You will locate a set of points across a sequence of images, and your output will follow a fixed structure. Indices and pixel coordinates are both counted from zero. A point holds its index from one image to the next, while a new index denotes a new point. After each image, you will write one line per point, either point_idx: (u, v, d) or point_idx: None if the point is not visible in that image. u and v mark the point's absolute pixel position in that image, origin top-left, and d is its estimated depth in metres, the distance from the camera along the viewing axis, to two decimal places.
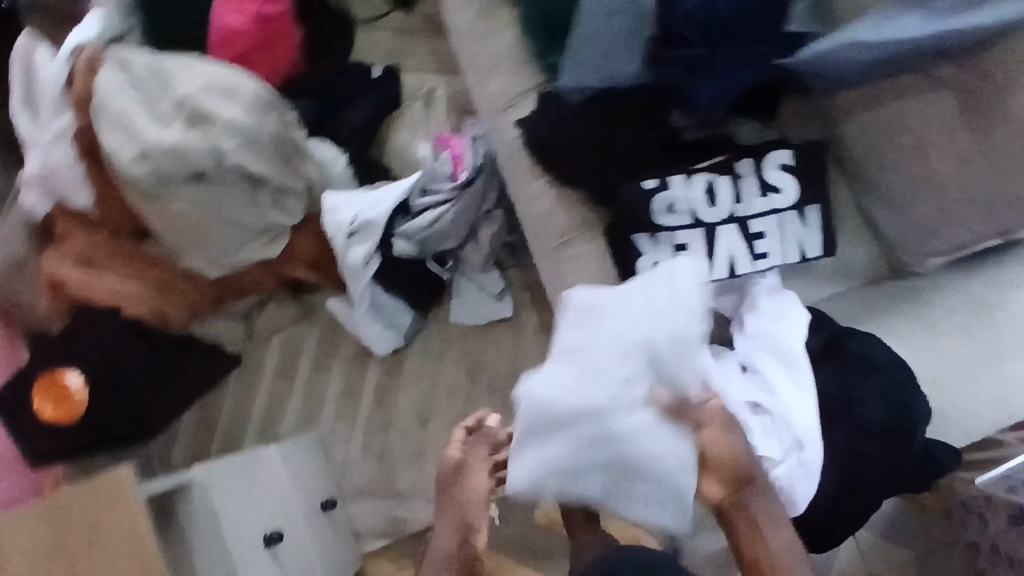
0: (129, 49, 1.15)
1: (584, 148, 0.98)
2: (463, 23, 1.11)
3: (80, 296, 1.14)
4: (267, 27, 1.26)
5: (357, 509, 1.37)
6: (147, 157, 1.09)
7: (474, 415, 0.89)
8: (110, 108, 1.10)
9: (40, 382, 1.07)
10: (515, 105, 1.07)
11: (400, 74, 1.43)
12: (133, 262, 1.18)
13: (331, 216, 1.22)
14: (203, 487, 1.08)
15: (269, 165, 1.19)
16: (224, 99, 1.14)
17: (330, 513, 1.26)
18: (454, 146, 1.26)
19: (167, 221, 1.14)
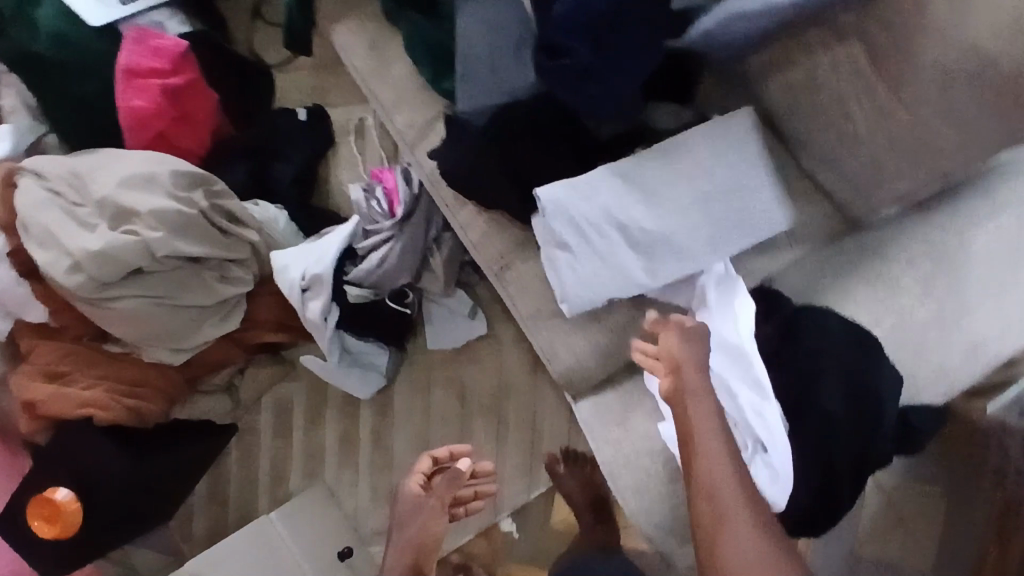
0: (45, 161, 1.16)
1: (498, 171, 0.96)
2: (358, 63, 1.09)
3: (52, 412, 1.15)
4: (180, 103, 1.26)
5: (378, 551, 1.37)
6: (79, 267, 1.08)
7: (446, 448, 0.96)
8: (36, 227, 1.10)
9: (32, 503, 1.14)
10: (426, 136, 1.05)
11: (327, 112, 1.40)
12: (96, 364, 1.18)
13: (283, 277, 1.18)
14: None
15: (206, 244, 1.15)
16: (143, 190, 1.12)
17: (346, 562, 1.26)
18: (387, 181, 1.24)
19: (117, 323, 1.13)
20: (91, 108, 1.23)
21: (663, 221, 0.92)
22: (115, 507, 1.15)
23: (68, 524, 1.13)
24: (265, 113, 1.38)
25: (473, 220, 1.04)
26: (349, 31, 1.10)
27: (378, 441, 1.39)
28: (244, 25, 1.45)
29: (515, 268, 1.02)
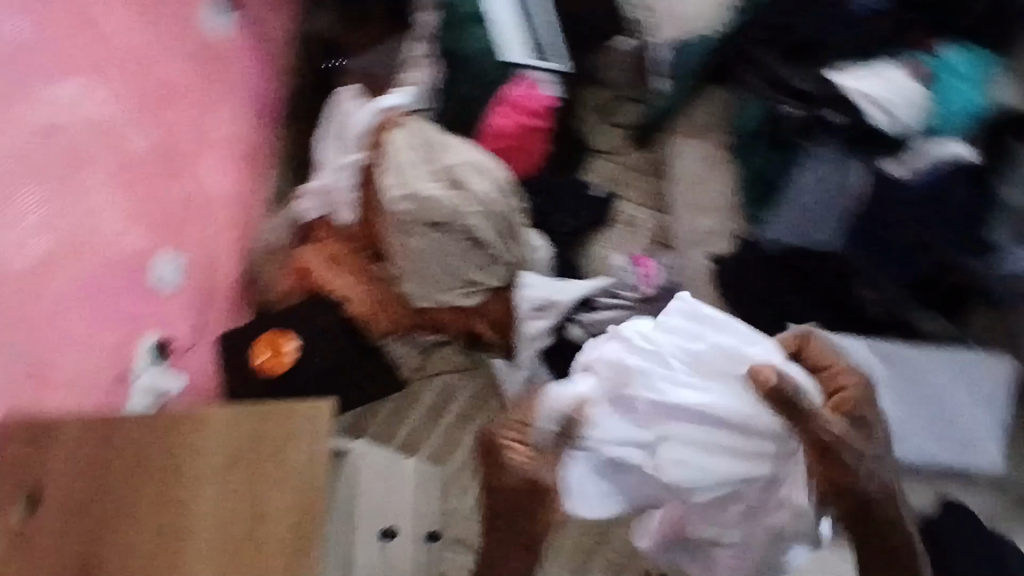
0: (424, 122, 1.48)
1: (782, 286, 1.29)
2: (692, 172, 1.40)
3: (318, 283, 1.44)
4: (523, 137, 1.55)
5: (449, 564, 1.31)
6: (409, 199, 1.38)
7: None
8: (395, 158, 1.42)
9: (266, 333, 1.35)
10: (715, 242, 1.32)
11: (615, 200, 1.63)
12: (363, 272, 1.45)
13: (522, 291, 1.41)
14: (355, 462, 1.18)
15: (493, 235, 1.42)
16: (477, 176, 1.42)
17: (432, 549, 1.27)
18: (647, 266, 1.45)
19: (399, 252, 1.40)
20: (470, 104, 1.56)
21: (901, 410, 1.19)
22: (311, 375, 1.36)
23: (284, 360, 1.31)
24: (571, 176, 1.63)
25: None
26: None
27: None
28: (590, 117, 1.72)
29: None
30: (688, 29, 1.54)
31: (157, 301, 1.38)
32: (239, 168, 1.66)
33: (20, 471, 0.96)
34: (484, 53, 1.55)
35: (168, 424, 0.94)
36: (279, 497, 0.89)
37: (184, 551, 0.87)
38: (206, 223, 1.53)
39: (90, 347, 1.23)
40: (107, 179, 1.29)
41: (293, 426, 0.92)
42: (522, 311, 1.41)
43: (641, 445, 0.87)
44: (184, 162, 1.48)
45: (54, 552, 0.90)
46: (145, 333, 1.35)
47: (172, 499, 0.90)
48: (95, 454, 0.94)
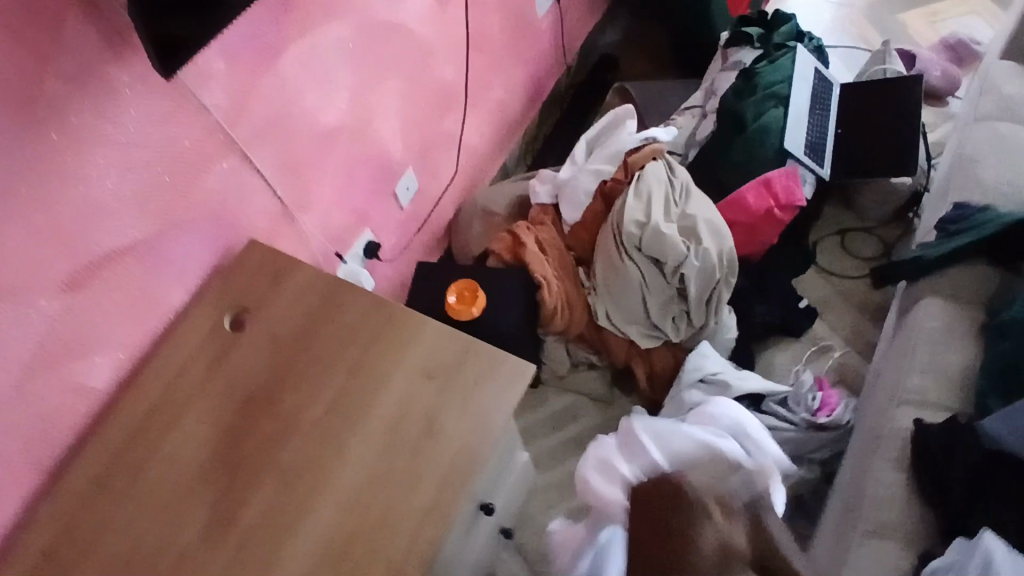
0: (679, 166, 1.51)
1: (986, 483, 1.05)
2: (926, 327, 1.28)
3: (525, 259, 1.46)
4: (763, 219, 1.50)
5: None
6: (643, 228, 1.39)
7: None
8: (644, 185, 1.43)
9: (460, 281, 1.41)
10: (922, 406, 1.19)
11: (815, 320, 1.59)
12: (566, 269, 1.49)
13: (696, 361, 1.38)
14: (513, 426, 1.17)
15: (699, 296, 1.40)
16: (712, 236, 1.40)
17: (503, 540, 1.30)
18: (827, 394, 1.38)
19: (609, 269, 1.43)
20: (725, 167, 1.56)
21: None
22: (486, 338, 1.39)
23: (466, 311, 1.37)
24: (783, 277, 1.60)
25: (890, 482, 1.13)
26: (938, 308, 1.29)
27: None
28: (825, 233, 1.72)
29: (884, 542, 1.08)
30: (979, 195, 1.41)
31: (386, 206, 1.47)
32: (491, 129, 1.76)
33: (253, 288, 1.06)
34: (765, 127, 1.54)
35: (390, 311, 1.02)
36: (456, 425, 0.92)
37: (358, 422, 0.94)
38: (447, 161, 1.63)
39: (329, 216, 1.31)
40: (405, 87, 1.39)
41: (497, 374, 0.96)
42: (682, 380, 1.39)
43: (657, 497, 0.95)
44: (460, 101, 1.59)
45: (257, 363, 0.99)
46: (366, 228, 1.43)
47: (367, 372, 0.97)
48: (320, 304, 1.04)
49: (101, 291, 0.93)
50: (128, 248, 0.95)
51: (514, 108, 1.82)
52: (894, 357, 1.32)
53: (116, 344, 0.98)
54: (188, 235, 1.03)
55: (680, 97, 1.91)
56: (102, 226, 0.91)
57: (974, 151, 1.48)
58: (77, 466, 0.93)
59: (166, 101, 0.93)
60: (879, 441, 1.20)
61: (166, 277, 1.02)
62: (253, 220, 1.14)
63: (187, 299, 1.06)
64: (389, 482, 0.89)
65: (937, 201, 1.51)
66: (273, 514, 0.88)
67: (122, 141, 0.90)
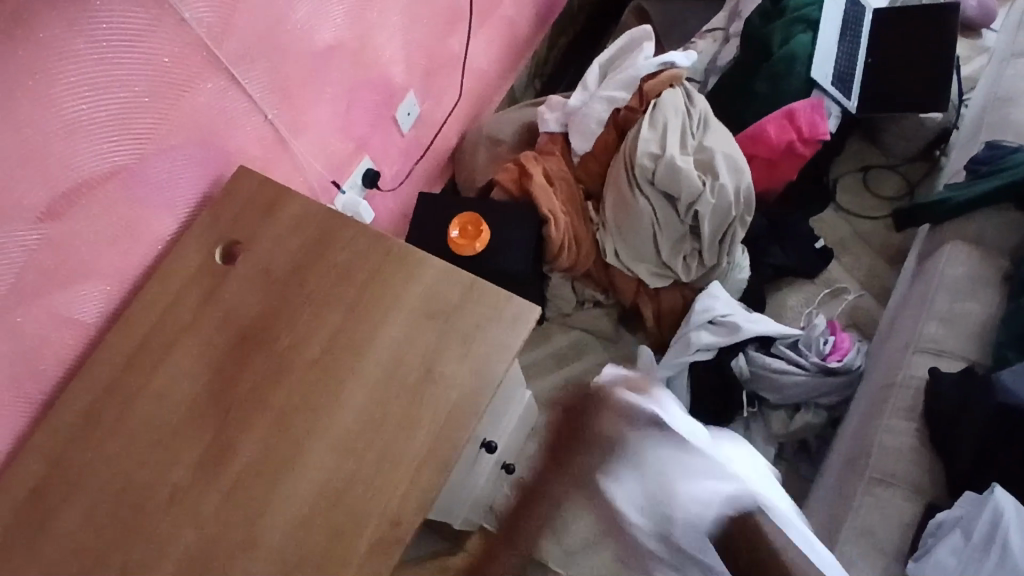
0: (698, 95, 1.42)
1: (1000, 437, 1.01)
2: (949, 274, 1.23)
3: (532, 193, 1.39)
4: (783, 155, 1.42)
5: None
6: (657, 161, 1.32)
7: None
8: (660, 115, 1.36)
9: (464, 215, 1.34)
10: (939, 355, 1.15)
11: (831, 262, 1.54)
12: (574, 204, 1.43)
13: (706, 303, 1.34)
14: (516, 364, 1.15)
15: (712, 234, 1.34)
16: (729, 170, 1.33)
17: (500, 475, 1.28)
18: (840, 338, 1.35)
19: (620, 205, 1.37)
20: (749, 100, 1.48)
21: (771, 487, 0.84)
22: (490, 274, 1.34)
23: (468, 248, 1.32)
24: (800, 215, 1.53)
25: (903, 432, 1.11)
26: (963, 255, 1.24)
27: None
28: (847, 170, 1.64)
29: (891, 492, 1.06)
30: (1013, 136, 1.33)
31: (387, 132, 1.39)
32: (499, 51, 1.65)
33: (243, 219, 1.00)
34: (791, 53, 1.44)
35: (390, 247, 0.97)
36: (456, 370, 0.88)
37: (355, 362, 0.90)
38: (452, 84, 1.53)
39: (325, 143, 1.24)
40: (407, 4, 1.29)
41: (500, 314, 0.91)
42: (691, 321, 1.35)
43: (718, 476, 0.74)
44: (466, 19, 1.48)
45: (248, 299, 0.95)
46: (365, 156, 1.35)
47: (363, 310, 0.93)
48: (314, 238, 0.98)
49: (82, 219, 0.88)
50: (109, 174, 0.89)
51: (524, 28, 1.70)
52: (912, 303, 1.28)
53: (102, 274, 0.93)
54: (173, 161, 0.97)
55: (701, 20, 1.78)
56: (77, 150, 0.84)
57: (1013, 87, 1.39)
58: (63, 402, 0.90)
59: (142, 14, 0.85)
60: (891, 390, 1.17)
61: (153, 206, 0.96)
62: (244, 146, 1.07)
63: (176, 229, 1.01)
64: (386, 426, 0.86)
65: (967, 141, 1.43)
66: (266, 455, 0.86)
67: (96, 60, 0.82)
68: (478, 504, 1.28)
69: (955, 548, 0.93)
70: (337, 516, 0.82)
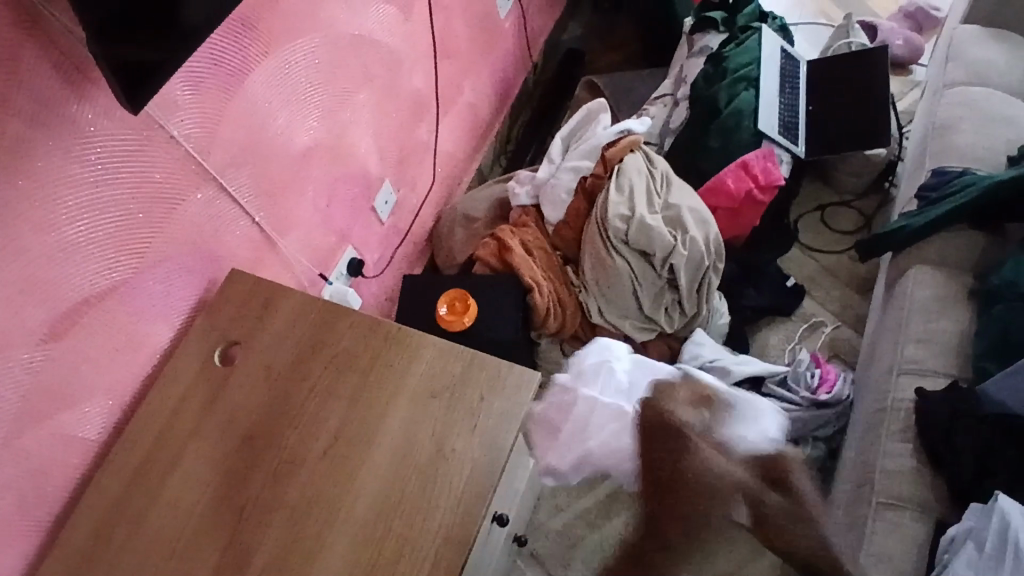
0: (657, 156, 1.51)
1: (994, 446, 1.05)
2: (918, 296, 1.29)
3: (513, 264, 1.44)
4: (746, 203, 1.49)
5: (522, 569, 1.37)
6: (628, 222, 1.39)
7: None
8: (625, 178, 1.43)
9: (450, 292, 1.40)
10: (922, 375, 1.20)
11: (804, 297, 1.60)
12: (554, 271, 1.48)
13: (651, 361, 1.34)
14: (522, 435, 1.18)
15: (689, 285, 1.40)
16: (697, 223, 1.40)
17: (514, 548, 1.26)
18: (825, 371, 1.39)
19: (598, 266, 1.42)
20: (705, 154, 1.58)
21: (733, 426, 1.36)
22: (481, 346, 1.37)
23: (458, 322, 1.36)
24: (769, 257, 1.61)
25: (901, 454, 1.13)
26: (928, 276, 1.31)
27: (605, 505, 1.41)
28: (805, 210, 1.74)
29: (901, 514, 1.08)
30: (957, 160, 1.44)
31: (367, 221, 1.44)
32: (464, 134, 1.73)
33: (240, 320, 1.03)
34: (739, 110, 1.56)
35: (387, 332, 1.00)
36: (467, 445, 0.91)
37: (367, 448, 0.92)
38: (423, 169, 1.60)
39: (311, 237, 1.28)
40: (377, 99, 1.36)
41: (502, 385, 0.95)
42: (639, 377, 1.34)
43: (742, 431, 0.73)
44: (431, 108, 1.56)
45: (253, 399, 0.96)
46: (348, 246, 1.40)
47: (368, 396, 0.95)
48: (313, 331, 1.01)
49: (83, 337, 0.89)
50: (108, 291, 0.91)
51: (485, 110, 1.80)
52: (887, 329, 1.34)
53: (103, 389, 0.94)
54: (166, 271, 0.99)
55: (649, 86, 1.91)
56: (76, 270, 0.86)
57: (945, 120, 1.51)
58: (71, 526, 0.88)
59: (134, 136, 0.89)
60: (883, 414, 1.20)
61: (149, 318, 0.98)
62: (233, 249, 1.10)
63: (173, 336, 1.03)
64: (403, 509, 0.87)
65: (914, 169, 1.54)
66: (287, 552, 0.85)
67: (91, 183, 0.86)
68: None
69: (971, 561, 0.95)
70: None
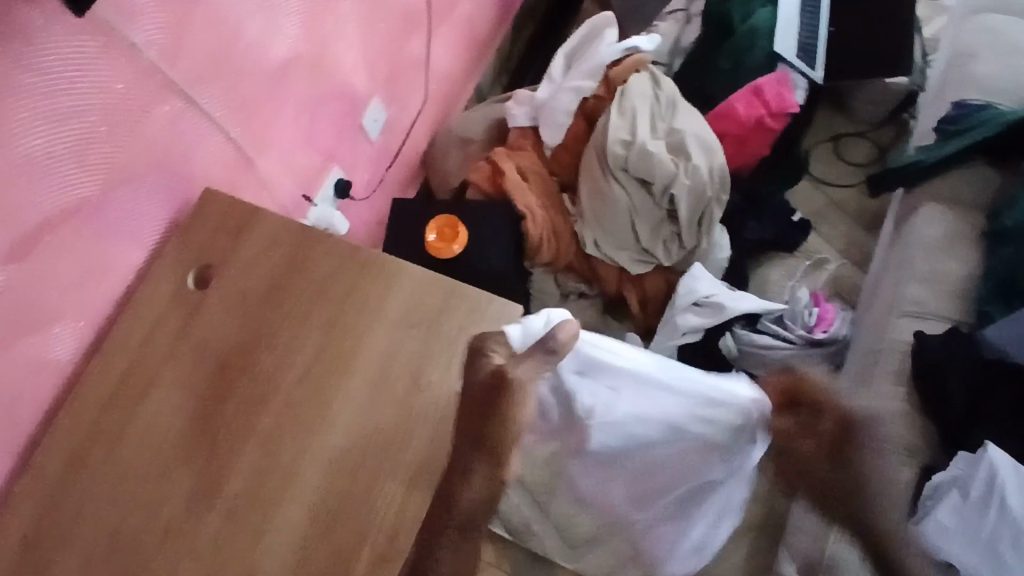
0: (662, 77, 1.42)
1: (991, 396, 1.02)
2: (926, 236, 1.24)
3: (507, 190, 1.38)
4: (756, 130, 1.41)
5: None
6: (628, 147, 1.32)
7: None
8: (628, 100, 1.35)
9: (439, 218, 1.34)
10: (924, 317, 1.16)
11: (810, 233, 1.54)
12: (549, 198, 1.42)
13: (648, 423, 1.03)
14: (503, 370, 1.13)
15: (688, 217, 1.34)
16: (701, 150, 1.33)
17: None
18: (825, 308, 1.36)
19: (595, 194, 1.36)
20: (714, 78, 1.49)
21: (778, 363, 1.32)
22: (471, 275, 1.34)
23: (447, 249, 1.32)
24: (776, 189, 1.53)
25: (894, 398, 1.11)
26: (939, 215, 1.25)
27: None
28: (818, 140, 1.65)
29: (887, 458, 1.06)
30: (978, 92, 1.35)
31: (354, 140, 1.37)
32: (462, 49, 1.64)
33: (215, 243, 0.99)
34: (754, 29, 1.47)
35: (364, 260, 0.96)
36: (444, 378, 0.88)
37: (342, 377, 0.90)
38: (416, 86, 1.52)
39: (293, 156, 1.23)
40: (364, 9, 1.27)
41: (482, 319, 0.91)
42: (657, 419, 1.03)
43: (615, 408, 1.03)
44: (425, 20, 1.46)
45: (226, 326, 0.93)
46: (335, 167, 1.34)
47: (344, 326, 0.92)
48: (290, 255, 0.97)
49: (47, 258, 0.85)
50: (73, 209, 0.87)
51: (486, 24, 1.69)
52: (891, 268, 1.29)
53: (73, 311, 0.91)
54: (135, 190, 0.94)
55: None
56: (34, 187, 0.81)
57: (976, 45, 1.41)
58: (45, 449, 0.87)
59: (91, 42, 0.83)
60: (878, 355, 1.17)
61: (119, 238, 0.94)
62: (208, 168, 1.05)
63: (147, 258, 1.00)
64: (376, 441, 0.86)
65: (933, 100, 1.45)
66: (260, 479, 0.85)
67: (45, 94, 0.80)
68: None
69: (954, 509, 0.94)
70: (339, 530, 0.82)
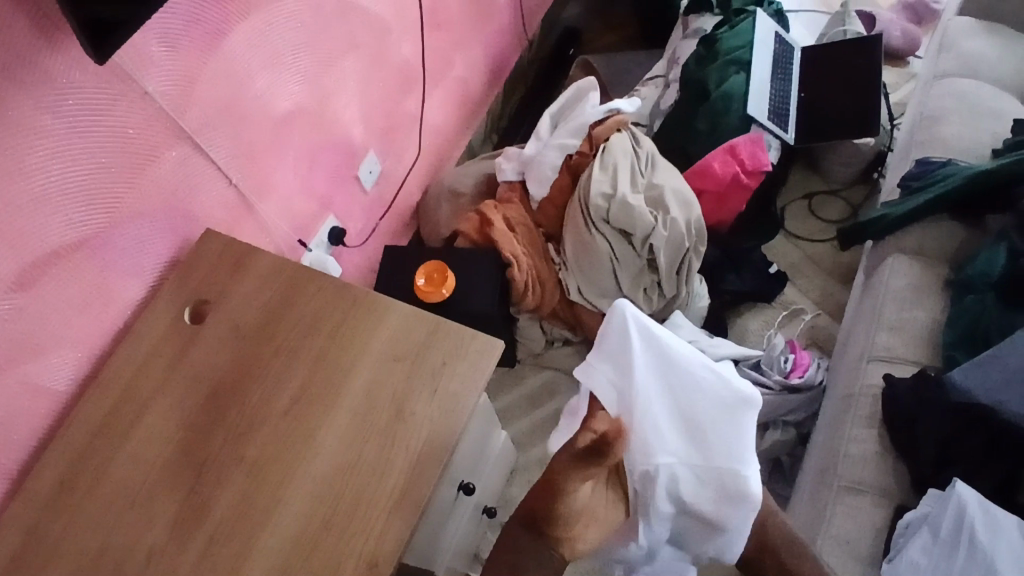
0: (642, 137, 1.51)
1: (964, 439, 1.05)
2: (893, 286, 1.30)
3: (494, 237, 1.45)
4: (732, 187, 1.48)
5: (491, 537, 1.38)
6: (610, 200, 1.39)
7: None
8: (610, 156, 1.43)
9: (429, 264, 1.39)
10: (894, 362, 1.21)
11: (786, 285, 1.60)
12: (535, 246, 1.49)
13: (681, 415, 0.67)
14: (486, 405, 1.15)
15: (668, 266, 1.40)
16: (679, 204, 1.40)
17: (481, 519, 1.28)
18: (799, 355, 1.39)
19: (579, 243, 1.42)
20: (693, 137, 1.58)
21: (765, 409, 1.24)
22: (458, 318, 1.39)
23: (435, 293, 1.36)
24: (753, 243, 1.60)
25: (867, 441, 1.14)
26: (905, 265, 1.31)
27: None
28: (793, 197, 1.74)
29: (861, 499, 1.09)
30: (940, 152, 1.43)
31: (349, 190, 1.44)
32: (454, 108, 1.73)
33: (212, 279, 1.04)
34: (728, 93, 1.55)
35: (354, 296, 1.01)
36: (426, 411, 0.92)
37: (327, 408, 0.93)
38: (410, 141, 1.60)
39: (290, 203, 1.29)
40: (362, 68, 1.36)
41: (465, 353, 0.95)
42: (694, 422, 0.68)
43: (626, 391, 0.67)
44: (420, 81, 1.56)
45: (217, 358, 0.97)
46: (330, 215, 1.41)
47: (332, 359, 0.96)
48: (282, 293, 1.02)
49: (50, 289, 0.89)
50: (78, 243, 0.91)
51: (478, 86, 1.79)
52: (862, 316, 1.34)
53: (73, 342, 0.95)
54: (138, 227, 1.00)
55: (643, 68, 1.90)
56: (45, 222, 0.87)
57: (936, 110, 1.50)
58: (34, 477, 0.89)
59: (107, 90, 0.90)
60: (850, 400, 1.21)
61: (120, 273, 0.99)
62: (209, 209, 1.11)
63: (146, 293, 1.04)
64: (360, 471, 0.88)
65: (901, 160, 1.54)
66: (244, 506, 0.87)
67: (60, 137, 0.86)
68: (466, 547, 1.27)
69: (925, 547, 0.96)
70: (318, 557, 0.83)
